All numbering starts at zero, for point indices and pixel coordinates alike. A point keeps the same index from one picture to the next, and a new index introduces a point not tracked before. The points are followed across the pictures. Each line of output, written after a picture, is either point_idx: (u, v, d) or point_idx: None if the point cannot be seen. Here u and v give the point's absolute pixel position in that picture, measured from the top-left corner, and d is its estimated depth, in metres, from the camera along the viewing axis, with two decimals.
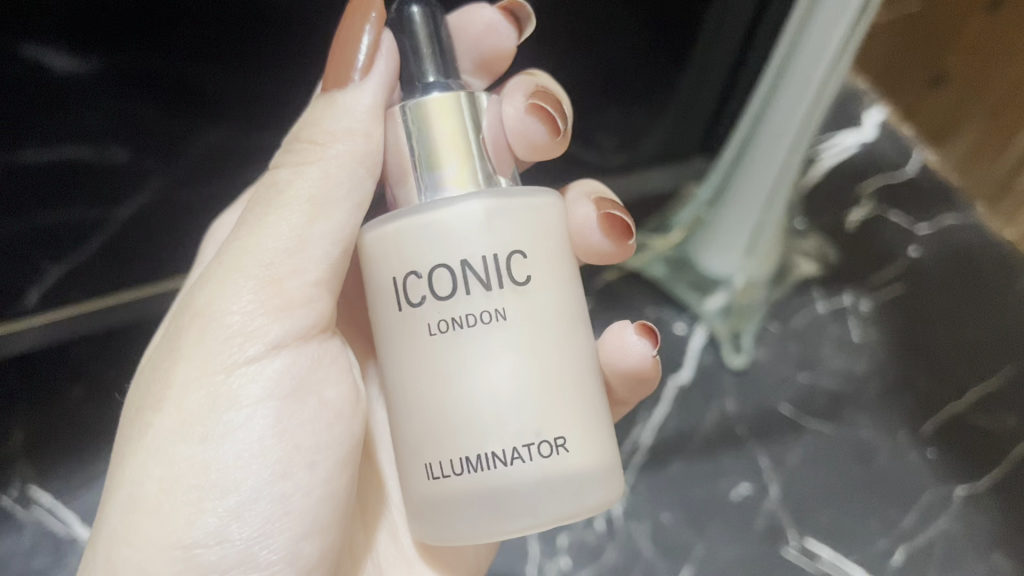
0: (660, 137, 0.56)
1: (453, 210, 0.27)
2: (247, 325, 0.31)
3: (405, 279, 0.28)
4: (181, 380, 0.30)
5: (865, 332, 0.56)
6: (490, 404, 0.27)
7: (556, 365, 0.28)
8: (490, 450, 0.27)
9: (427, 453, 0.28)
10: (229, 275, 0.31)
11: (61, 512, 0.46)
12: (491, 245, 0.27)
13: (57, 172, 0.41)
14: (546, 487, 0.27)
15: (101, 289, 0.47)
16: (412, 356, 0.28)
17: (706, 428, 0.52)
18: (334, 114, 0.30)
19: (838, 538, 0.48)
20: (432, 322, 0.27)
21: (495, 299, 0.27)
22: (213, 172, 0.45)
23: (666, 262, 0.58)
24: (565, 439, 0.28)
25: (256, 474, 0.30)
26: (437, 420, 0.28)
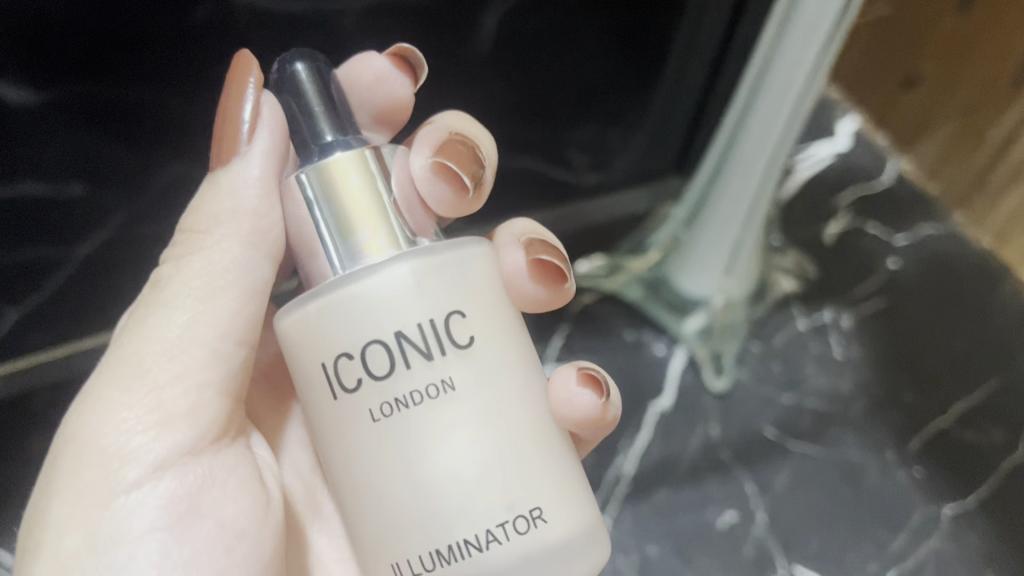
0: (633, 156, 0.55)
1: (379, 279, 0.26)
2: (123, 447, 0.28)
3: (337, 362, 0.26)
4: (53, 523, 0.27)
5: (848, 350, 0.55)
6: (448, 484, 0.26)
7: (513, 426, 0.27)
8: (462, 537, 0.26)
9: (391, 552, 0.26)
10: (105, 392, 0.28)
11: None
12: (426, 310, 0.26)
13: (13, 211, 0.39)
14: (530, 563, 0.26)
15: (38, 343, 0.45)
16: (356, 444, 0.27)
17: (690, 454, 0.51)
18: (217, 197, 0.29)
19: (828, 563, 0.47)
20: (374, 408, 0.26)
21: (438, 370, 0.26)
22: (174, 206, 0.44)
23: (643, 285, 0.57)
24: (541, 509, 0.27)
25: None
26: (396, 513, 0.26)
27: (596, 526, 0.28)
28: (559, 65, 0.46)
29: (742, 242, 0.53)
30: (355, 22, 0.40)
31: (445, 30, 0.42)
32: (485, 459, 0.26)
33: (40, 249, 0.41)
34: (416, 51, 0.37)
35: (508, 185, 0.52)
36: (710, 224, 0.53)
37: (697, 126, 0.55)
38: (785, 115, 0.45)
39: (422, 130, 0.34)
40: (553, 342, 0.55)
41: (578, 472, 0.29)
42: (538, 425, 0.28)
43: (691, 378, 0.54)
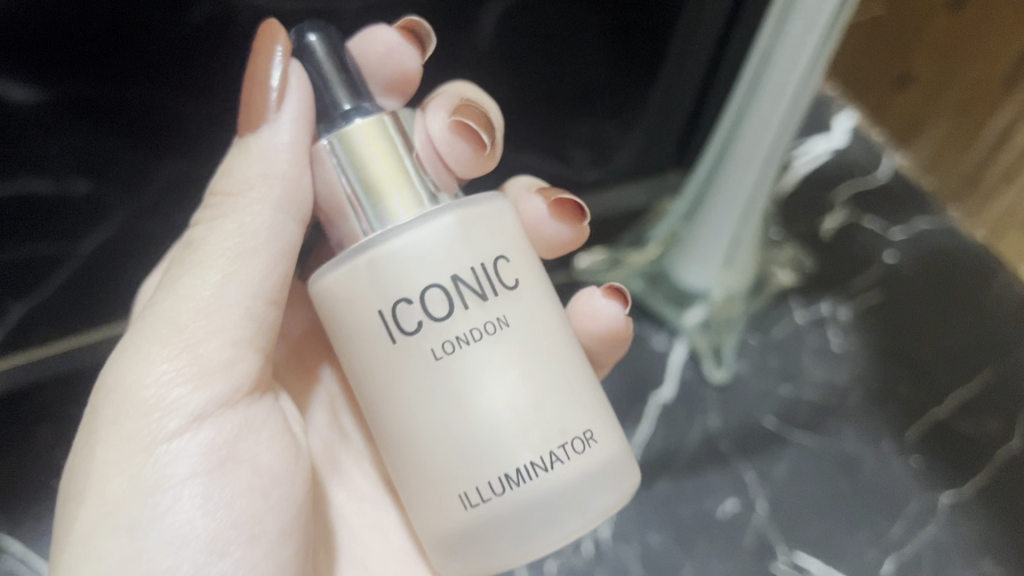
0: (633, 151, 0.56)
1: (432, 231, 0.29)
2: (165, 398, 0.30)
3: (394, 309, 0.29)
4: (99, 468, 0.29)
5: (845, 342, 0.56)
6: (508, 415, 0.28)
7: (556, 360, 0.30)
8: (528, 460, 0.29)
9: (460, 482, 0.29)
10: (145, 347, 0.30)
11: (32, 561, 0.44)
12: (475, 258, 0.29)
13: (16, 209, 0.39)
14: (588, 481, 0.29)
15: (49, 335, 0.45)
16: (417, 385, 0.29)
17: (691, 445, 0.51)
18: (248, 161, 0.32)
19: (828, 551, 0.47)
20: (437, 347, 0.28)
21: (491, 310, 0.29)
22: (179, 205, 0.44)
23: (644, 278, 0.58)
24: (591, 431, 0.30)
25: (191, 556, 0.29)
26: (460, 445, 0.28)
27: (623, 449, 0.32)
28: (558, 62, 0.47)
29: (740, 236, 0.54)
30: (358, 18, 0.40)
31: (448, 25, 0.42)
32: (541, 389, 0.29)
33: (44, 245, 0.42)
34: (423, 23, 0.38)
35: (509, 180, 0.53)
36: (709, 219, 0.53)
37: (696, 122, 0.55)
38: (782, 110, 0.45)
39: (435, 95, 0.37)
40: None
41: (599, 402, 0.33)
42: (573, 361, 0.31)
43: (691, 369, 0.54)
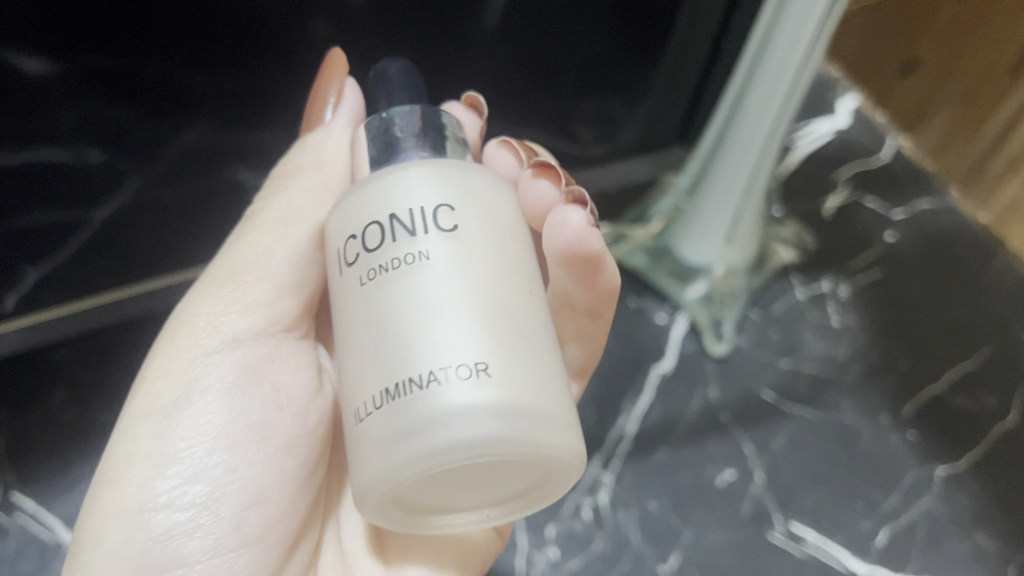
0: (637, 128, 0.56)
1: (388, 178, 0.29)
2: (214, 319, 0.34)
3: (347, 244, 0.29)
4: (150, 369, 0.33)
5: (845, 317, 0.57)
6: (406, 334, 0.26)
7: (491, 298, 0.27)
8: (406, 375, 0.26)
9: (355, 397, 0.27)
10: (208, 284, 0.35)
11: (44, 517, 0.46)
12: (418, 199, 0.28)
13: (36, 176, 0.40)
14: (457, 409, 0.25)
15: (72, 292, 0.45)
16: (350, 309, 0.28)
17: (691, 416, 0.52)
18: (304, 149, 0.37)
19: (823, 521, 0.48)
20: (363, 273, 0.28)
21: (418, 240, 0.27)
22: (192, 169, 0.45)
23: (646, 253, 0.59)
24: (486, 364, 0.26)
25: (203, 444, 0.32)
26: (364, 360, 0.27)
27: (551, 411, 0.27)
28: (563, 39, 0.47)
29: (742, 212, 0.54)
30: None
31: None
32: (439, 310, 0.26)
33: (63, 211, 0.42)
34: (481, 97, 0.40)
35: None
36: (712, 194, 0.54)
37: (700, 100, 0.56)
38: (786, 84, 0.46)
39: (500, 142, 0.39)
40: None
41: (560, 380, 0.28)
42: (514, 311, 0.27)
43: (692, 343, 0.55)
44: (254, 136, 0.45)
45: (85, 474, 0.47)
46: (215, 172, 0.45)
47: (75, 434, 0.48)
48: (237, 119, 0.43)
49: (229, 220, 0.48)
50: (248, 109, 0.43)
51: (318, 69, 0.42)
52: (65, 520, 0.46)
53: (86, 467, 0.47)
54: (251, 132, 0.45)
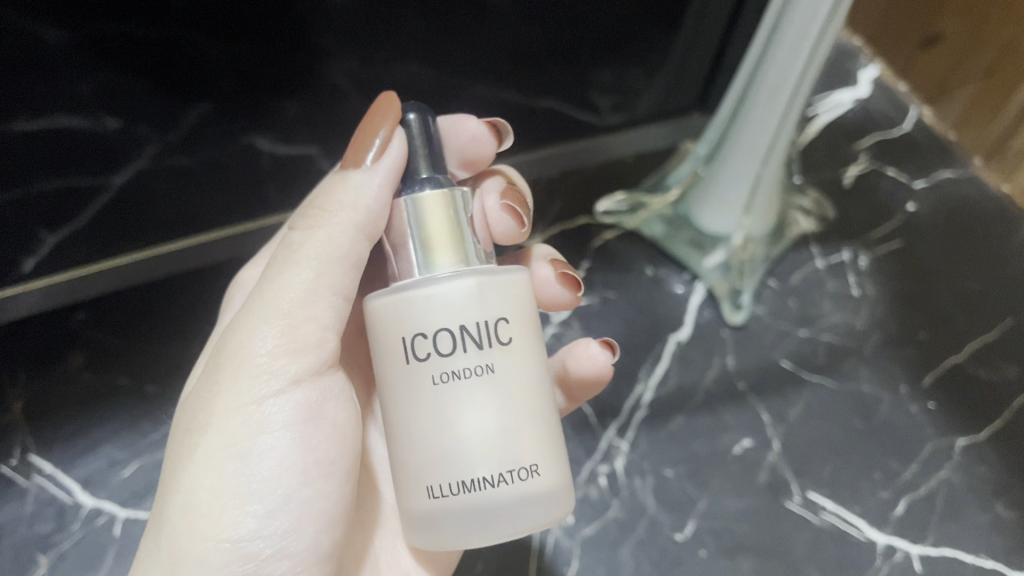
0: (656, 96, 0.55)
1: (452, 285, 0.30)
2: (273, 364, 0.32)
3: (411, 338, 0.30)
4: (221, 409, 0.32)
5: (864, 287, 0.56)
6: (481, 444, 0.29)
7: (537, 403, 0.31)
8: (481, 474, 0.29)
9: (427, 476, 0.30)
10: (257, 321, 0.33)
11: (61, 479, 0.46)
12: (483, 312, 0.30)
13: (51, 142, 0.39)
14: (524, 505, 0.30)
15: (89, 255, 0.45)
16: (415, 402, 0.30)
17: (708, 383, 0.51)
18: (345, 188, 0.33)
19: (841, 491, 0.48)
20: (434, 374, 0.30)
21: (482, 355, 0.30)
22: (212, 138, 0.43)
23: (664, 221, 0.58)
24: (538, 465, 0.30)
25: (286, 482, 0.33)
26: (435, 451, 0.30)
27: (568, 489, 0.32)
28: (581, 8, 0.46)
29: (761, 180, 0.53)
30: None
31: None
32: (509, 426, 0.30)
33: (80, 176, 0.41)
34: (508, 122, 0.41)
35: (531, 124, 0.53)
36: (729, 161, 0.53)
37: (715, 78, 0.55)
38: (807, 49, 0.45)
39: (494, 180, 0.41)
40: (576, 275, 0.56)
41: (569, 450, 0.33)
42: (549, 416, 0.31)
43: (711, 311, 0.55)
44: (275, 107, 0.43)
45: (104, 435, 0.47)
46: (234, 142, 0.44)
47: (91, 396, 0.48)
48: (255, 85, 0.42)
49: (245, 184, 0.47)
50: (269, 79, 0.42)
51: (341, 36, 0.41)
52: (81, 482, 0.46)
53: (102, 430, 0.47)
54: (272, 102, 0.43)
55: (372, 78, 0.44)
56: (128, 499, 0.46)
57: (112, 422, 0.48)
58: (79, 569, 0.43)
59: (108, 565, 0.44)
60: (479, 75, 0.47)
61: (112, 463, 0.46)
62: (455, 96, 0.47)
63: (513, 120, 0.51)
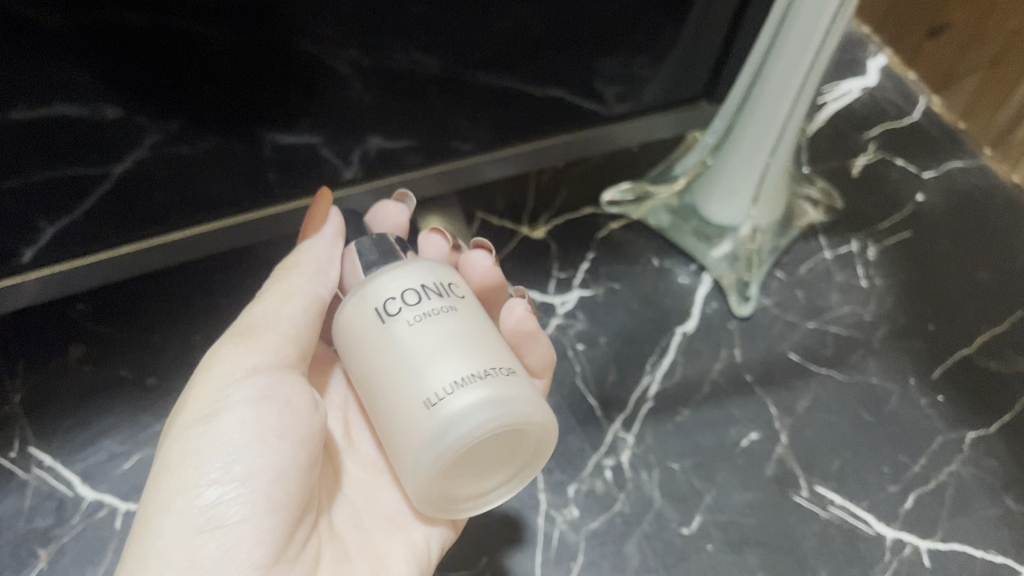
0: (663, 83, 0.54)
1: (408, 265, 0.35)
2: (235, 358, 0.35)
3: (383, 303, 0.34)
4: (192, 395, 0.34)
5: (872, 278, 0.55)
6: (460, 349, 0.32)
7: (497, 334, 0.35)
8: (466, 370, 0.32)
9: (421, 394, 0.32)
10: (229, 335, 0.36)
11: (61, 472, 0.45)
12: (436, 276, 0.35)
13: (48, 129, 0.38)
14: (512, 393, 0.32)
15: (90, 246, 0.45)
16: (396, 343, 0.33)
17: (715, 375, 0.51)
18: (303, 247, 0.39)
19: (850, 486, 0.47)
20: (407, 318, 0.33)
21: (443, 299, 0.34)
22: (211, 126, 0.42)
23: (670, 211, 0.58)
24: (512, 368, 0.33)
25: (239, 437, 0.33)
26: (421, 366, 0.32)
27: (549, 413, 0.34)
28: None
29: (770, 170, 0.53)
30: None
31: None
32: (481, 338, 0.33)
33: (77, 164, 0.40)
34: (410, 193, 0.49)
35: (536, 112, 0.52)
36: (736, 151, 0.52)
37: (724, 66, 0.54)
38: (817, 37, 0.44)
39: None
40: (581, 265, 0.55)
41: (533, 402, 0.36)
42: (511, 350, 0.35)
43: (717, 303, 0.54)
44: (276, 95, 0.42)
45: (105, 428, 0.47)
46: (236, 128, 0.43)
47: (90, 388, 0.48)
48: (258, 72, 0.41)
49: (245, 174, 0.46)
50: (269, 67, 0.41)
51: (343, 21, 0.40)
52: (81, 476, 0.45)
53: (102, 422, 0.47)
54: (274, 88, 0.42)
55: (375, 64, 0.43)
56: (128, 493, 0.45)
57: (113, 414, 0.47)
58: (80, 563, 0.42)
59: (108, 558, 0.43)
60: (484, 64, 0.46)
61: (112, 456, 0.46)
62: (461, 86, 0.47)
63: (518, 109, 0.51)
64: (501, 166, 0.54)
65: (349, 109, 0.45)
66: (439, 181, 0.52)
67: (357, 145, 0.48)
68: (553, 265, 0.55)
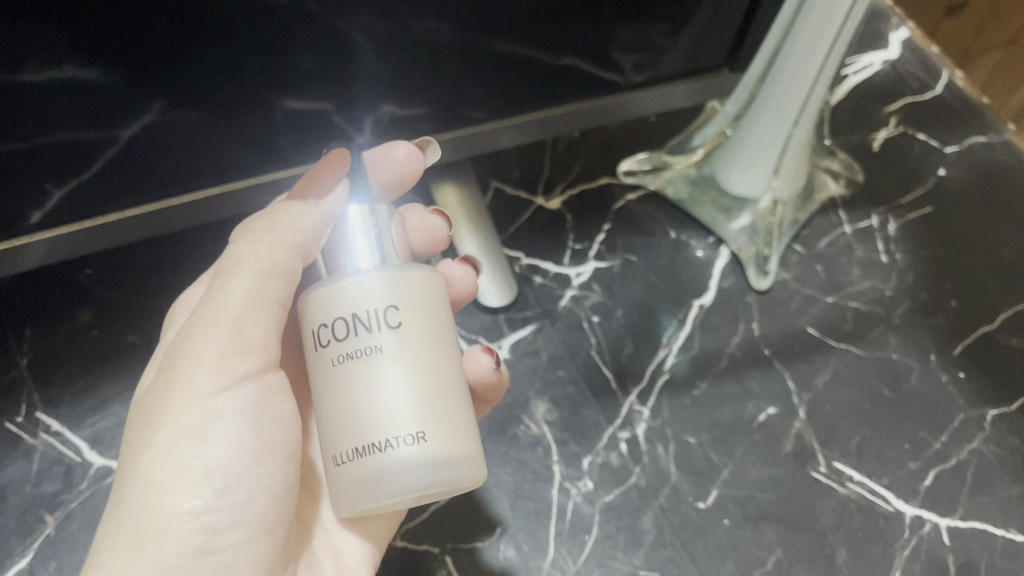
0: (681, 53, 0.51)
1: (349, 282, 0.31)
2: (223, 364, 0.32)
3: (319, 327, 0.31)
4: (177, 403, 0.32)
5: (893, 253, 0.54)
6: (376, 411, 0.30)
7: (433, 379, 0.31)
8: (375, 439, 0.30)
9: (335, 445, 0.31)
10: (204, 323, 0.32)
11: (69, 437, 0.44)
12: (376, 301, 0.31)
13: (55, 93, 0.37)
14: (420, 470, 0.30)
15: (95, 208, 0.44)
16: (323, 382, 0.31)
17: (733, 349, 0.50)
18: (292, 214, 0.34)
19: (869, 462, 0.46)
20: (332, 357, 0.30)
21: (371, 335, 0.30)
22: (221, 94, 0.41)
23: (688, 181, 0.57)
24: (426, 431, 0.30)
25: (236, 459, 0.32)
26: (338, 420, 0.30)
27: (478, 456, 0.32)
28: None
29: (791, 141, 0.51)
30: None
31: None
32: (404, 398, 0.30)
33: (85, 129, 0.39)
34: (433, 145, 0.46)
35: (550, 82, 0.50)
36: (758, 123, 0.51)
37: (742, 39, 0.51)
38: (845, 6, 0.42)
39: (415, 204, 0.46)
40: (597, 237, 0.54)
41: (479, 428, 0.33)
42: (451, 390, 0.31)
43: (734, 278, 0.53)
44: (288, 64, 0.40)
45: (112, 393, 0.46)
46: (247, 97, 0.41)
47: (99, 354, 0.47)
48: (270, 41, 0.39)
49: (258, 141, 0.45)
50: (281, 34, 0.39)
51: None
52: (90, 441, 0.44)
53: (109, 388, 0.46)
54: (285, 56, 0.40)
55: (388, 31, 0.41)
56: None
57: (118, 380, 0.46)
58: (88, 528, 0.42)
59: None
60: (497, 32, 0.44)
61: (120, 422, 0.45)
62: (475, 55, 0.45)
63: (532, 77, 0.48)
64: (515, 136, 0.52)
65: (362, 74, 0.43)
66: (451, 149, 0.51)
67: (370, 113, 0.46)
68: (569, 236, 0.54)
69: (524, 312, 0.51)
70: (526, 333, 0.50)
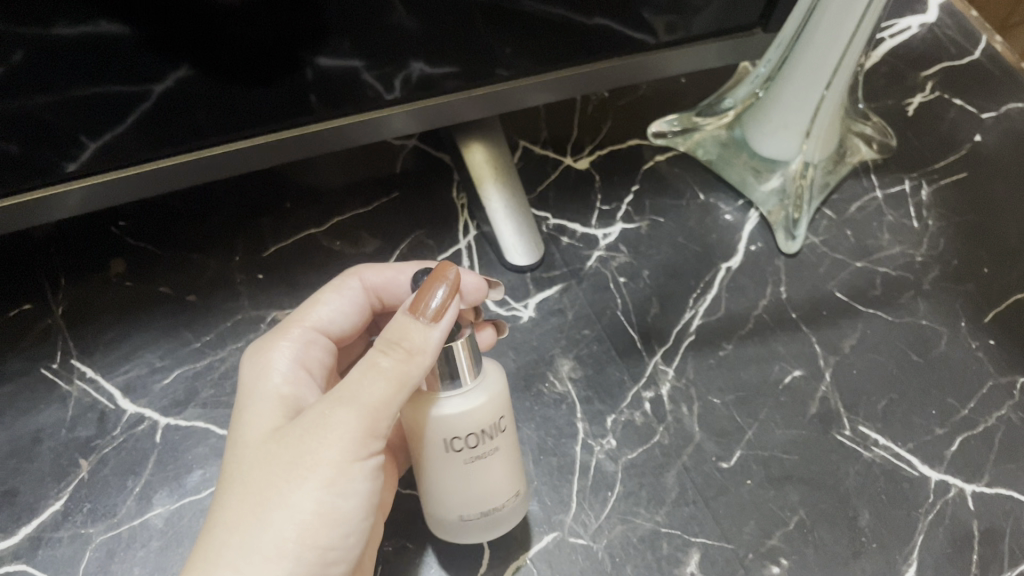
0: (714, 16, 0.50)
1: (481, 401, 0.35)
2: (363, 441, 0.32)
3: (454, 437, 0.35)
4: (316, 466, 0.31)
5: (925, 219, 0.54)
6: (499, 487, 0.37)
7: (517, 450, 0.38)
8: (498, 503, 0.38)
9: (460, 510, 0.37)
10: (350, 403, 0.32)
11: (103, 385, 0.45)
12: (496, 413, 0.36)
13: (87, 48, 0.37)
14: (517, 511, 0.39)
15: (129, 161, 0.44)
16: (449, 469, 0.36)
17: (761, 311, 0.50)
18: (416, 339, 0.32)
19: (894, 426, 0.46)
20: (467, 456, 0.35)
21: (493, 439, 0.36)
22: (251, 50, 0.41)
23: (719, 142, 0.57)
24: (520, 490, 0.39)
25: (350, 513, 0.33)
26: (466, 496, 0.36)
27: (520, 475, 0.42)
28: None
29: (823, 105, 0.51)
30: None
31: None
32: (511, 472, 0.38)
33: (119, 86, 0.40)
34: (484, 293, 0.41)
35: (581, 43, 0.49)
36: (790, 87, 0.51)
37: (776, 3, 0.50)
38: None
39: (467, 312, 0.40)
40: (625, 198, 0.54)
41: None
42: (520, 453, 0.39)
43: (763, 242, 0.53)
44: (315, 19, 0.40)
45: (144, 342, 0.47)
46: (276, 54, 0.41)
47: (132, 304, 0.48)
48: None
49: (288, 97, 0.45)
50: None
51: None
52: (122, 389, 0.45)
53: (141, 337, 0.47)
54: (313, 13, 0.40)
55: None
56: (168, 407, 0.45)
57: (151, 329, 0.47)
58: (121, 472, 0.43)
59: (150, 468, 0.43)
60: None
61: (152, 370, 0.46)
62: (505, 15, 0.44)
63: (562, 38, 0.48)
64: (544, 94, 0.52)
65: (391, 32, 0.43)
66: (478, 105, 0.50)
67: (400, 70, 0.46)
68: (596, 197, 0.54)
69: (550, 272, 0.51)
70: (552, 292, 0.50)
